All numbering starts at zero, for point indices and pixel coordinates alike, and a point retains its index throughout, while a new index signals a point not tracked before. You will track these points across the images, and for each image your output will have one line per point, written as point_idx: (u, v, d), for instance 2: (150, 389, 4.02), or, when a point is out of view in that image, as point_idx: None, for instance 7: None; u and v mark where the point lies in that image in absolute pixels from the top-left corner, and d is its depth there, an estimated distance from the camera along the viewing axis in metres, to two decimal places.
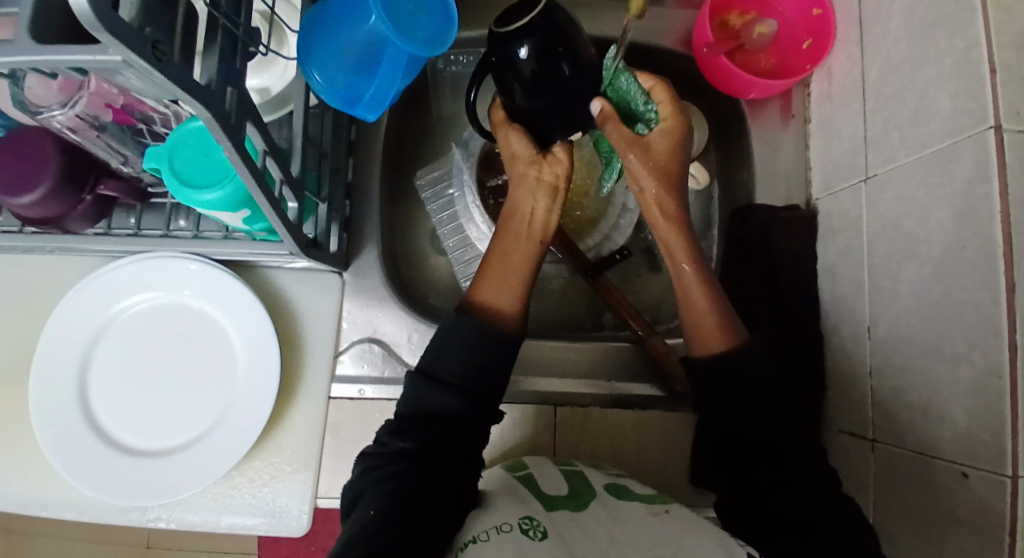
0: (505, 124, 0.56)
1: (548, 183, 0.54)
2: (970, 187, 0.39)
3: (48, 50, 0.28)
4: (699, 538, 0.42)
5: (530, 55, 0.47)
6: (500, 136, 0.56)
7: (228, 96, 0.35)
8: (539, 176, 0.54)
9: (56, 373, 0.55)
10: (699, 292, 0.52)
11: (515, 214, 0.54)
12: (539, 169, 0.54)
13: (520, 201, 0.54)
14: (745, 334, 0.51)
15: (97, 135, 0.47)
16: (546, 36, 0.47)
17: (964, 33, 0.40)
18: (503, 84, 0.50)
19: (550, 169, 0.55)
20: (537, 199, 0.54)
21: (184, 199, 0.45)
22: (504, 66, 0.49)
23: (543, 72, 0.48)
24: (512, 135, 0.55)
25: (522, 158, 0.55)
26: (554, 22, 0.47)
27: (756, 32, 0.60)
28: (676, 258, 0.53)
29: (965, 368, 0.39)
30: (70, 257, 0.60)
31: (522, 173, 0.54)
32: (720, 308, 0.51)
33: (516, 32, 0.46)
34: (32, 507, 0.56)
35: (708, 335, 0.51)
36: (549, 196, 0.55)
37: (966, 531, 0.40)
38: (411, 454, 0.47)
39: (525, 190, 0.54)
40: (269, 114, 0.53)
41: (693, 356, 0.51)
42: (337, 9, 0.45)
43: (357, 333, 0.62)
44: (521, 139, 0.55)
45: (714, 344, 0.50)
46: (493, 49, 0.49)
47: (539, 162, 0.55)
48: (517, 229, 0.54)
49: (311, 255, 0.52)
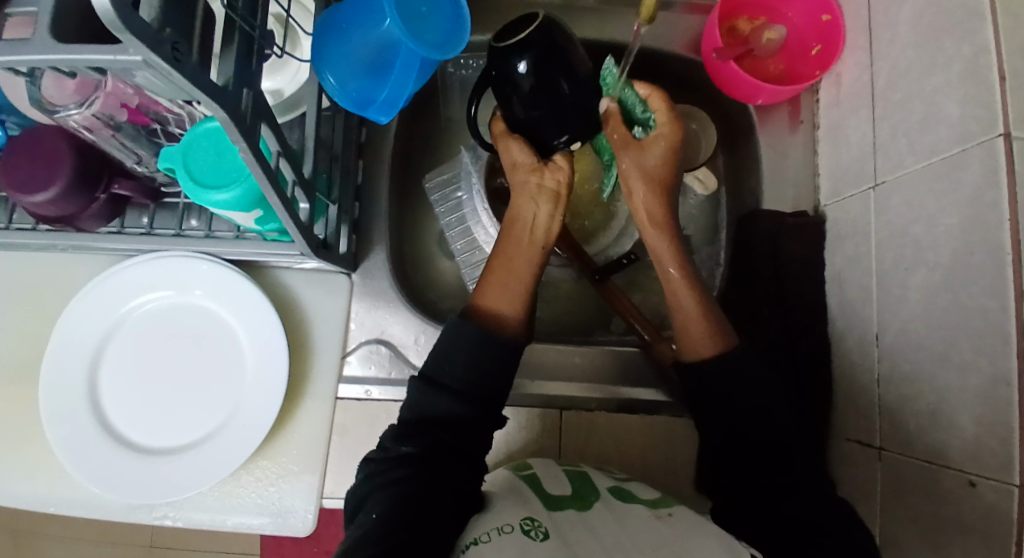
0: (505, 135, 0.55)
1: (550, 190, 0.55)
2: (980, 193, 0.39)
3: (69, 49, 0.29)
4: (704, 541, 0.42)
5: (529, 70, 0.47)
6: (500, 147, 0.56)
7: (243, 97, 0.36)
8: (540, 183, 0.55)
9: (67, 369, 0.55)
10: (693, 308, 0.52)
11: (518, 220, 0.55)
12: (541, 176, 0.55)
13: (522, 208, 0.55)
14: (735, 338, 0.52)
15: (112, 135, 0.47)
16: (543, 51, 0.47)
17: (974, 40, 0.40)
18: (502, 97, 0.51)
19: (551, 176, 0.55)
20: (540, 205, 0.54)
21: (199, 200, 0.45)
22: (503, 80, 0.49)
23: (542, 87, 0.49)
24: (512, 145, 0.55)
25: (524, 166, 0.55)
26: (551, 38, 0.48)
27: (765, 38, 0.60)
28: (664, 262, 0.54)
29: (974, 375, 0.39)
30: (81, 255, 0.61)
31: (523, 180, 0.55)
32: (708, 312, 0.52)
33: (516, 46, 0.47)
34: (39, 504, 0.56)
35: (698, 341, 0.51)
36: (551, 202, 0.55)
37: (974, 539, 0.39)
38: (413, 458, 0.47)
39: (527, 196, 0.54)
40: (282, 116, 0.53)
41: (683, 359, 0.52)
42: (349, 12, 0.46)
43: (363, 334, 0.62)
44: (521, 148, 0.55)
45: (705, 350, 0.50)
46: (493, 63, 0.49)
47: (541, 169, 0.55)
48: (519, 235, 0.54)
49: (321, 256, 0.53)
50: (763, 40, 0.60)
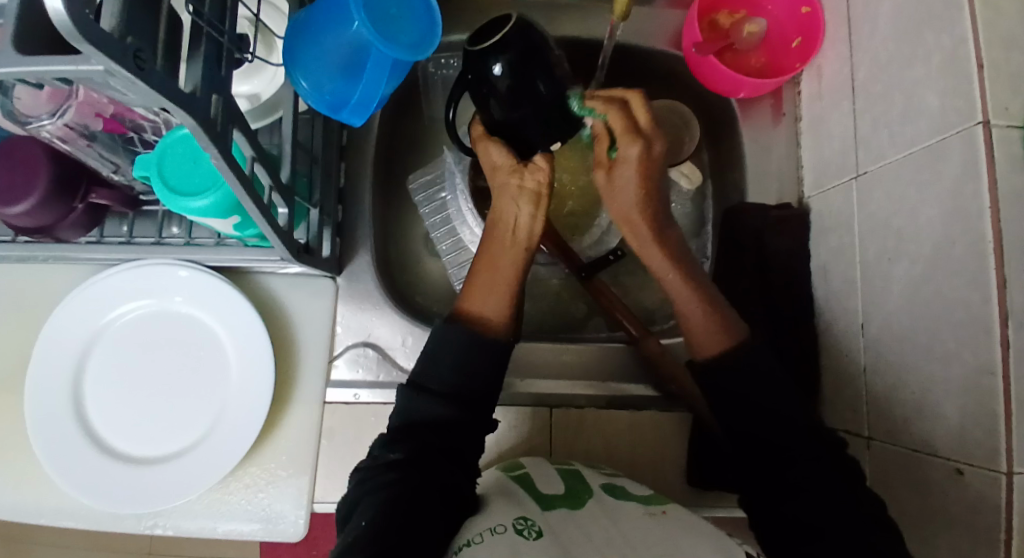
0: (485, 137, 0.55)
1: (530, 190, 0.54)
2: (960, 182, 0.39)
3: (30, 62, 0.28)
4: (695, 538, 0.41)
5: (505, 71, 0.46)
6: (479, 150, 0.55)
7: (214, 103, 0.35)
8: (521, 184, 0.53)
9: (51, 381, 0.55)
10: (690, 297, 0.53)
11: (499, 222, 0.54)
12: (521, 177, 0.54)
13: (503, 210, 0.54)
14: (745, 328, 0.52)
15: (87, 145, 0.47)
16: (519, 53, 0.46)
17: (951, 30, 0.40)
18: (481, 100, 0.50)
19: (531, 177, 0.54)
20: (520, 206, 0.54)
21: (173, 206, 0.45)
22: (480, 82, 0.48)
23: (518, 88, 0.47)
24: (491, 147, 0.54)
25: (504, 168, 0.54)
26: (527, 38, 0.47)
27: (744, 31, 0.59)
28: (657, 264, 0.54)
29: (957, 366, 0.39)
30: (62, 266, 0.60)
31: (504, 182, 0.54)
32: (714, 306, 0.52)
33: (491, 48, 0.46)
34: (29, 516, 0.56)
35: (708, 335, 0.51)
36: (532, 203, 0.54)
37: (962, 529, 0.39)
38: (403, 463, 0.46)
39: (508, 197, 0.54)
40: (257, 121, 0.52)
41: (697, 356, 0.52)
42: (321, 14, 0.45)
43: (350, 337, 0.62)
44: (501, 151, 0.54)
45: (717, 343, 0.51)
46: (470, 66, 0.48)
47: (521, 170, 0.54)
48: (501, 237, 0.54)
49: (302, 260, 0.52)
50: (743, 34, 0.60)
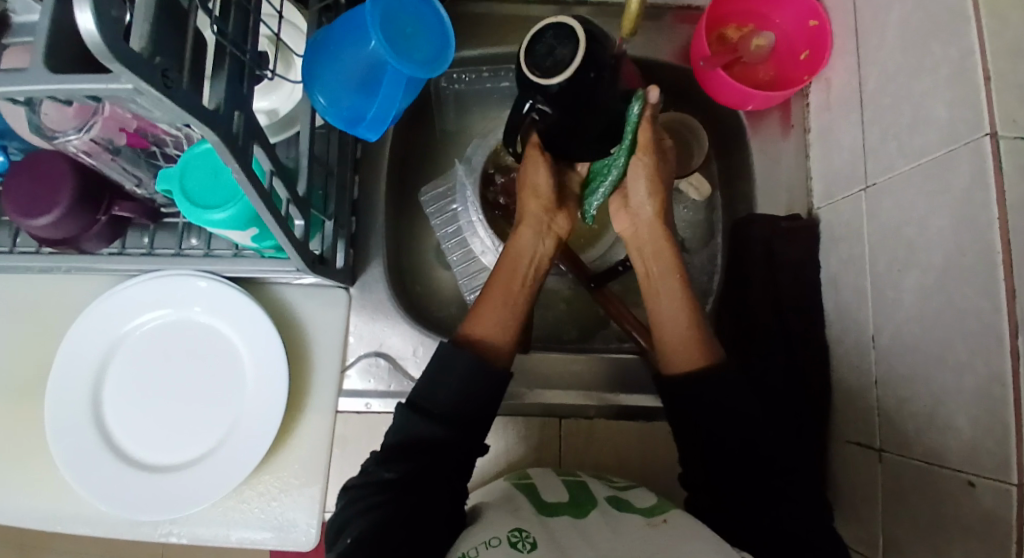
0: (537, 156, 0.54)
1: (554, 233, 0.57)
2: (969, 192, 0.39)
3: (61, 79, 0.30)
4: (705, 545, 0.41)
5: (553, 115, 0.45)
6: (527, 162, 0.54)
7: (236, 119, 0.37)
8: (550, 225, 0.56)
9: (70, 388, 0.56)
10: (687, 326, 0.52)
11: (517, 251, 0.55)
12: (552, 217, 0.56)
13: (527, 242, 0.55)
14: (721, 351, 0.52)
15: (112, 159, 0.49)
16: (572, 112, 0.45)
17: (957, 43, 0.41)
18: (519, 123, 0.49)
19: (559, 221, 0.57)
20: (543, 243, 0.56)
21: (196, 219, 0.46)
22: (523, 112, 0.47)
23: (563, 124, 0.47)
24: (540, 167, 0.54)
25: (541, 200, 0.55)
26: (593, 69, 0.41)
27: (754, 44, 0.61)
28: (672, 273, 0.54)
29: (968, 375, 0.39)
30: (82, 277, 0.62)
31: (536, 215, 0.55)
32: (701, 337, 0.52)
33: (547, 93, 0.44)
34: (45, 522, 0.57)
35: (688, 357, 0.51)
36: (552, 244, 0.57)
37: (974, 540, 0.39)
38: (397, 483, 0.46)
39: (535, 230, 0.55)
40: (276, 135, 0.54)
41: (669, 372, 0.51)
42: (338, 33, 0.46)
43: (362, 347, 0.63)
44: (547, 177, 0.54)
45: (692, 368, 0.50)
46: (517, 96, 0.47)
47: (553, 211, 0.56)
48: (521, 267, 0.55)
49: (317, 271, 0.53)
50: (752, 47, 0.61)
